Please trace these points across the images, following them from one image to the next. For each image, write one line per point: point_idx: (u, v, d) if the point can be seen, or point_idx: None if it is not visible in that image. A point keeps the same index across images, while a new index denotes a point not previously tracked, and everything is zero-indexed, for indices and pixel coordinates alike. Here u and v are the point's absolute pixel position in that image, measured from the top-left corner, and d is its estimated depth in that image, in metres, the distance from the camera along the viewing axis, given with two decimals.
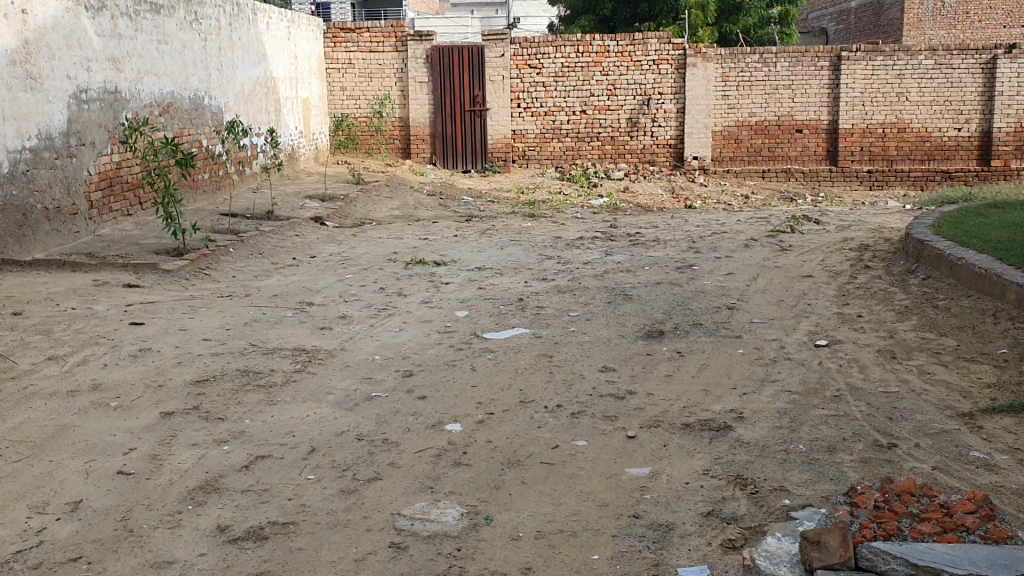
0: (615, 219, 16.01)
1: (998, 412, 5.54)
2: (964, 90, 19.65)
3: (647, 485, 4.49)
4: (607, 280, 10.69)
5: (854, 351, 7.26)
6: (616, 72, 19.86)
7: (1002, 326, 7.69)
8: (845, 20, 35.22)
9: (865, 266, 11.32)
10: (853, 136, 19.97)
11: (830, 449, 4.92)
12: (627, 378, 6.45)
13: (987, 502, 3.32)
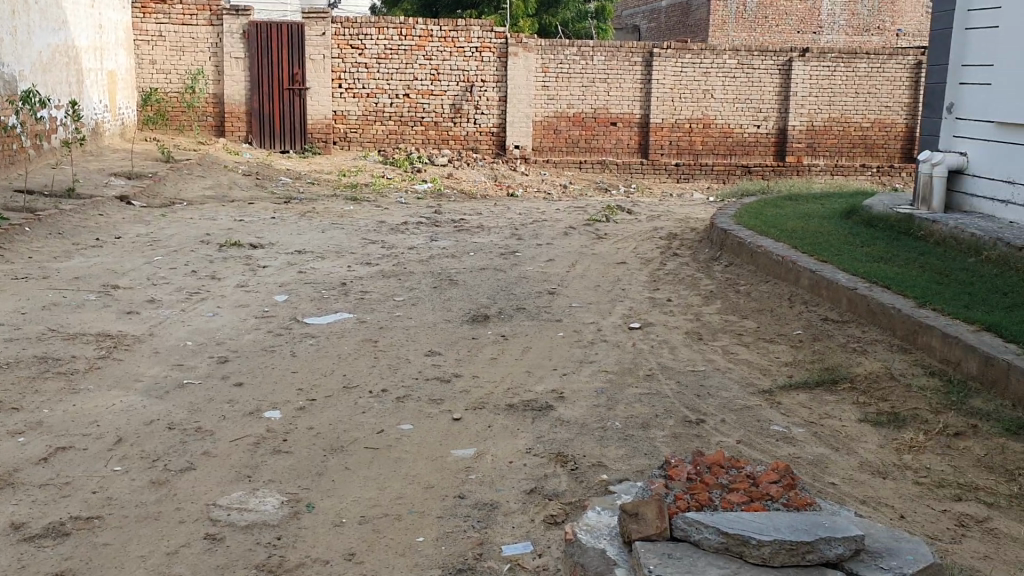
0: (438, 205, 16.00)
1: (795, 389, 5.94)
2: (763, 89, 20.92)
3: (471, 465, 4.52)
4: (431, 265, 10.68)
5: (666, 333, 7.59)
6: (439, 57, 19.84)
7: (797, 308, 8.25)
8: (656, 19, 36.69)
9: (674, 254, 11.85)
10: (663, 130, 20.84)
11: (645, 426, 5.11)
12: (450, 361, 6.46)
13: (790, 471, 3.52)
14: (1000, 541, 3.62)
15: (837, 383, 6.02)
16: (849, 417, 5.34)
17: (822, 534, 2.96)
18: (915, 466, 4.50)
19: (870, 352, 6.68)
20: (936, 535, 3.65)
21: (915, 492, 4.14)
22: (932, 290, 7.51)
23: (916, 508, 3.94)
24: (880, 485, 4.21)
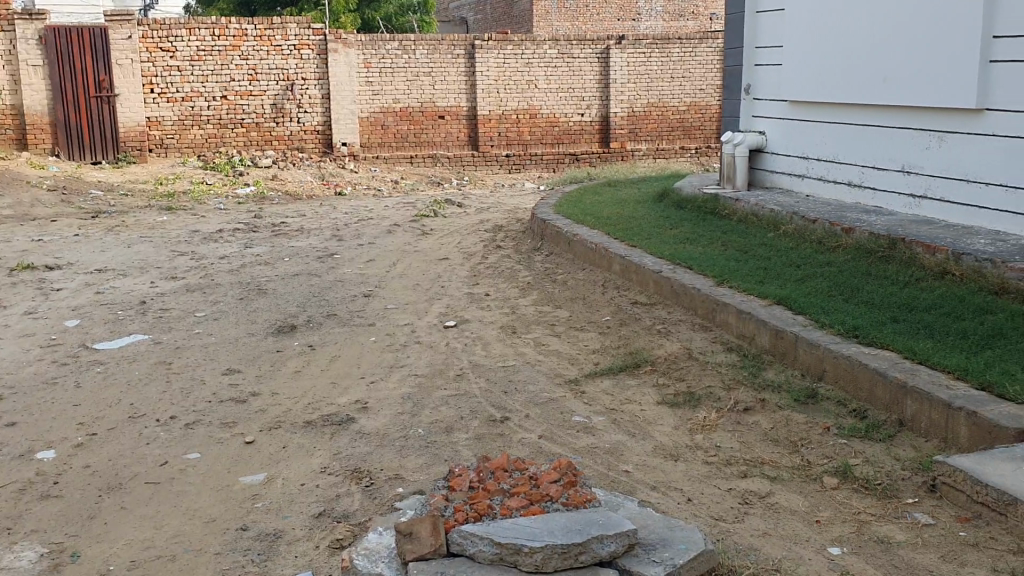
0: (260, 210, 15.41)
1: (600, 377, 5.98)
2: (585, 78, 21.26)
3: (260, 492, 4.27)
4: (243, 275, 10.22)
5: (480, 329, 7.51)
6: (256, 57, 19.13)
7: (609, 294, 8.35)
8: (481, 11, 36.81)
9: (497, 246, 11.84)
10: (490, 122, 20.86)
11: (448, 430, 5.00)
12: (250, 379, 6.15)
13: (572, 469, 3.48)
14: (780, 516, 3.69)
15: (640, 367, 6.10)
16: (648, 401, 5.40)
17: (593, 533, 2.91)
18: (706, 446, 4.57)
19: (674, 332, 6.82)
20: (719, 515, 3.69)
21: (703, 473, 4.19)
22: (733, 268, 7.76)
23: (703, 489, 3.98)
24: (672, 469, 4.25)
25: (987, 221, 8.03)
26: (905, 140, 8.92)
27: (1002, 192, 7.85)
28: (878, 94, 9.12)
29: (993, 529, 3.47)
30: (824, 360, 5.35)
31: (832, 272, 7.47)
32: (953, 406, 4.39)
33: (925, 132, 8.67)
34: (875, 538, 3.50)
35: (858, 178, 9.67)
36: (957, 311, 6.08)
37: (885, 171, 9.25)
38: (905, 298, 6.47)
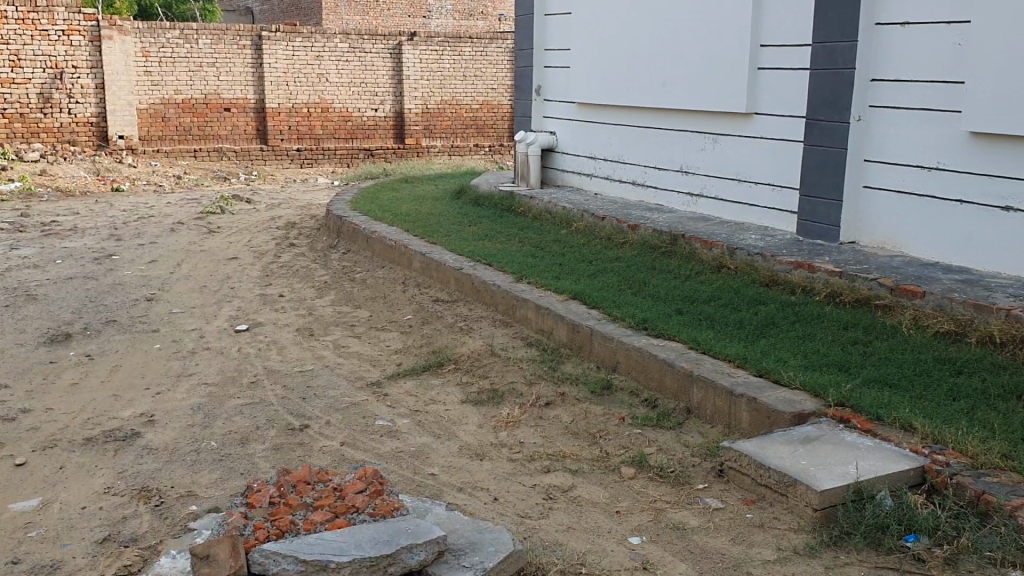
0: (26, 208, 14.18)
1: (401, 378, 5.91)
2: (377, 73, 21.03)
3: (34, 520, 3.91)
4: (7, 279, 9.36)
5: (275, 333, 7.25)
6: (17, 42, 17.53)
7: (409, 292, 8.30)
8: (268, 2, 35.65)
9: (290, 244, 11.49)
10: (280, 116, 20.15)
11: (244, 441, 4.78)
12: (19, 395, 5.63)
13: (377, 477, 3.40)
14: (582, 508, 3.76)
15: (442, 366, 6.09)
16: (451, 401, 5.40)
17: (402, 543, 2.85)
18: (509, 443, 4.61)
19: (475, 329, 6.87)
20: (525, 513, 3.72)
21: (508, 471, 4.22)
22: (529, 264, 7.92)
23: (509, 487, 4.01)
24: (477, 468, 4.26)
25: (757, 218, 8.58)
26: (683, 142, 9.41)
27: (770, 191, 8.40)
28: (658, 98, 9.58)
29: (775, 509, 3.69)
30: (617, 352, 5.55)
31: (621, 267, 7.77)
32: (734, 393, 4.65)
33: (701, 135, 9.17)
34: (670, 524, 3.62)
35: (641, 177, 10.12)
36: (735, 303, 6.47)
37: (666, 171, 9.72)
38: (688, 290, 6.82)
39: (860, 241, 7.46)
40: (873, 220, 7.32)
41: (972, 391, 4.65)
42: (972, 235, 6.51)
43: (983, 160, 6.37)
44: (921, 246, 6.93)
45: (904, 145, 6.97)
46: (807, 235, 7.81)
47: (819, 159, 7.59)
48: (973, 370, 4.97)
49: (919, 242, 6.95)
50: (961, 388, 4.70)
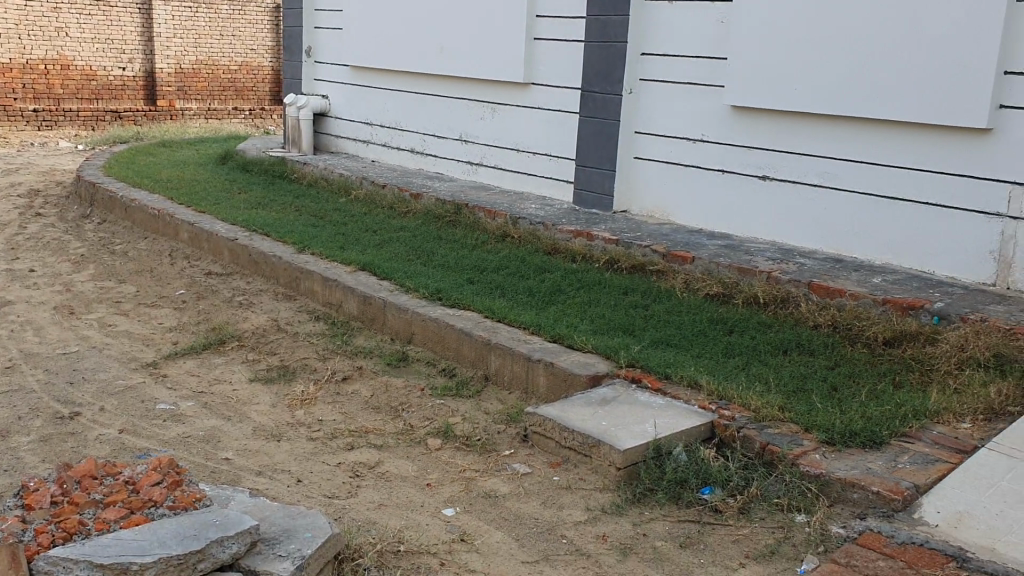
0: None
1: (181, 357, 5.54)
2: (123, 28, 18.14)
3: None
4: None
5: (28, 312, 6.56)
6: None
7: (179, 265, 7.77)
8: None
9: (35, 214, 10.42)
10: (10, 72, 16.77)
11: (4, 435, 4.28)
12: None
13: (173, 467, 3.14)
14: (392, 484, 3.67)
15: (225, 343, 5.75)
16: (239, 380, 5.11)
17: (211, 537, 2.65)
18: (308, 421, 4.43)
19: (256, 303, 6.56)
20: (332, 493, 3.58)
21: (309, 451, 4.04)
22: (309, 234, 7.64)
23: (312, 468, 3.85)
24: (275, 450, 4.06)
25: (535, 186, 8.75)
26: (461, 109, 9.43)
27: (546, 160, 8.58)
28: (435, 64, 9.52)
29: (580, 470, 3.74)
30: (412, 323, 5.49)
31: (406, 236, 7.67)
32: (532, 359, 4.71)
33: (479, 103, 9.21)
34: (482, 493, 3.60)
35: (420, 145, 10.04)
36: (521, 272, 6.55)
37: (444, 140, 9.70)
38: (475, 260, 6.84)
39: (632, 209, 7.77)
40: (643, 189, 7.66)
41: (745, 349, 4.98)
42: (733, 203, 6.95)
43: (742, 132, 6.80)
44: (686, 214, 7.32)
45: (672, 117, 7.32)
46: (583, 204, 8.04)
47: (595, 129, 7.83)
48: (743, 329, 5.32)
49: (685, 210, 7.34)
50: (735, 346, 5.02)
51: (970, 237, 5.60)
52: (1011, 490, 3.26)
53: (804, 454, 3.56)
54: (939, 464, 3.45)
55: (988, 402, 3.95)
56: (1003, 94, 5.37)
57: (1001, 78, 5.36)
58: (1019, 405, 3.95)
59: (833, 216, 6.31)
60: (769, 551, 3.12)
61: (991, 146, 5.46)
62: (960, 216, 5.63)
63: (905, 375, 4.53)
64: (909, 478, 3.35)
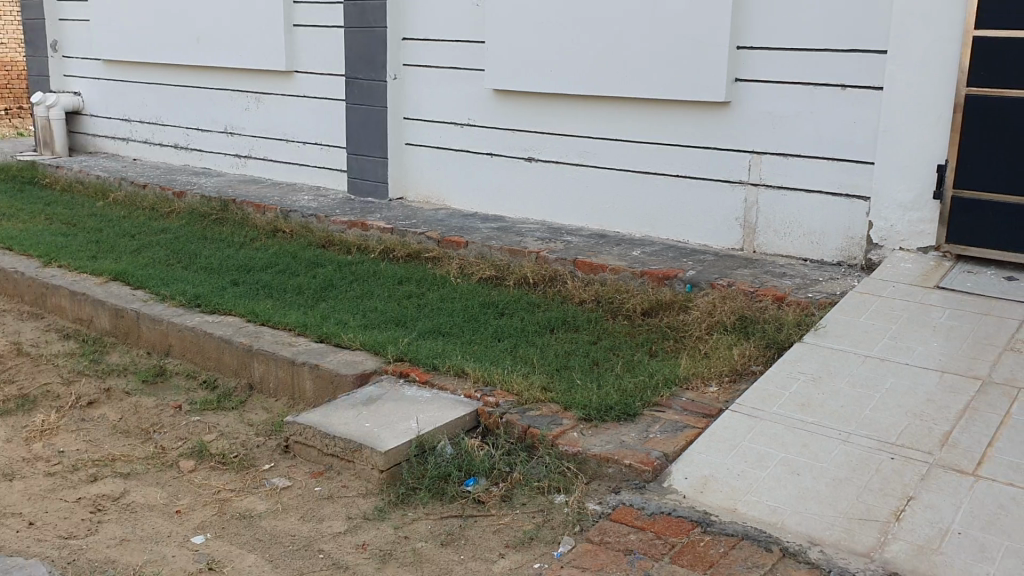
0: None
1: None
2: None
3: None
4: None
5: None
6: None
7: None
8: None
9: None
10: None
11: None
12: None
13: None
14: (137, 515, 3.41)
15: None
16: None
17: None
18: (46, 455, 4.05)
19: None
20: (68, 534, 3.28)
21: (45, 488, 3.69)
22: (57, 244, 7.04)
23: (46, 507, 3.51)
24: (5, 491, 3.68)
25: (307, 177, 8.46)
26: (224, 101, 8.98)
27: (316, 150, 8.31)
28: (192, 55, 9.00)
29: (343, 476, 3.62)
30: (169, 334, 5.15)
31: (167, 239, 7.21)
32: (296, 362, 4.51)
33: (243, 94, 8.81)
34: (237, 514, 3.41)
35: (184, 140, 9.49)
36: (291, 268, 6.29)
37: (209, 133, 9.21)
38: (242, 260, 6.50)
39: (406, 195, 7.66)
40: (415, 175, 7.56)
41: (514, 330, 4.97)
42: (503, 185, 6.98)
43: (506, 114, 6.83)
44: (459, 198, 7.29)
45: (436, 102, 7.26)
46: (355, 193, 7.86)
47: (361, 117, 7.65)
48: (513, 311, 5.31)
49: (458, 194, 7.31)
50: (504, 328, 5.00)
51: (719, 205, 5.88)
52: (751, 449, 3.43)
53: (564, 434, 3.60)
54: (687, 431, 3.60)
55: (732, 364, 4.17)
56: (738, 68, 5.65)
57: (734, 52, 5.63)
58: (760, 365, 4.20)
59: (596, 193, 6.45)
60: (528, 537, 3.13)
61: (732, 118, 5.73)
62: (709, 186, 5.89)
63: (662, 344, 4.70)
64: (659, 447, 3.46)
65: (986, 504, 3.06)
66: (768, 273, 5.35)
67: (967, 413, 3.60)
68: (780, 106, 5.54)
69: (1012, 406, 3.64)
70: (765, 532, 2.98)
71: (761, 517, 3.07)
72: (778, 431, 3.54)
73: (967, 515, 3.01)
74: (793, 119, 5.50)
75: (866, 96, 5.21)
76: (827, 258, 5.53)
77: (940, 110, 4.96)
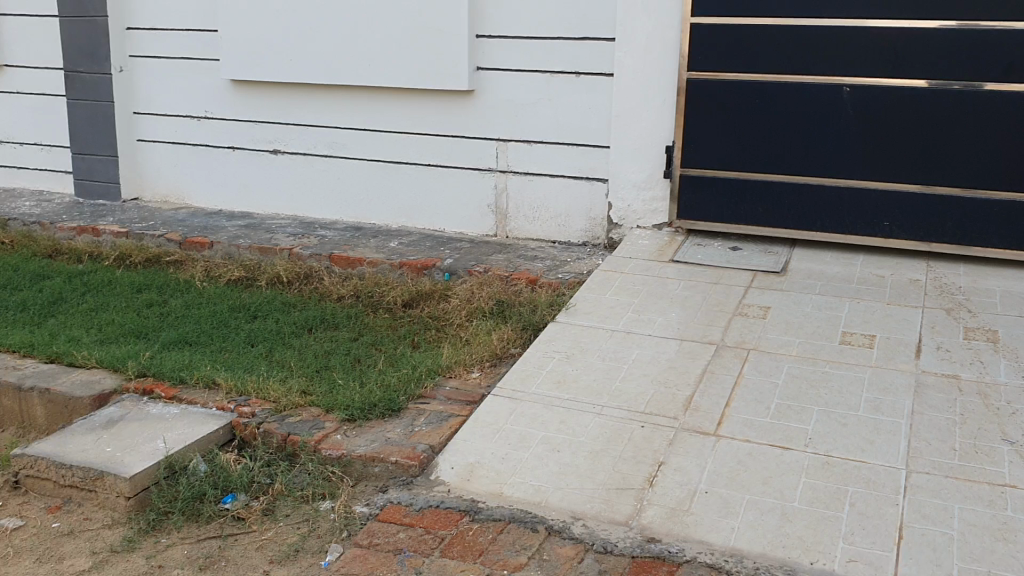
0: None
1: None
2: None
3: None
4: None
5: None
6: None
7: None
8: None
9: None
10: None
11: None
12: None
13: None
14: None
15: None
16: None
17: None
18: None
19: None
20: None
21: None
22: None
23: None
24: None
25: (27, 180, 7.71)
26: None
27: (36, 150, 7.58)
28: None
29: (84, 509, 3.33)
30: None
31: None
32: (23, 388, 4.09)
33: None
34: None
35: None
36: (12, 283, 5.69)
37: None
38: None
39: (143, 195, 7.15)
40: (151, 174, 7.08)
41: (269, 333, 4.75)
42: (247, 180, 6.68)
43: (247, 107, 6.53)
44: (203, 196, 6.90)
45: (169, 95, 6.82)
46: (84, 195, 7.25)
47: (83, 114, 7.04)
48: (266, 312, 5.09)
49: (201, 192, 6.91)
50: (258, 332, 4.77)
51: (469, 192, 5.93)
52: (512, 431, 3.49)
53: (325, 437, 3.50)
54: (451, 420, 3.61)
55: (492, 349, 4.23)
56: (478, 56, 5.71)
57: (474, 41, 5.68)
58: (519, 347, 4.29)
59: (348, 185, 6.32)
60: (294, 550, 3.02)
61: (476, 106, 5.80)
62: (460, 174, 5.93)
63: (423, 335, 4.69)
64: (424, 441, 3.44)
65: (727, 461, 3.28)
66: (521, 257, 5.48)
67: (706, 376, 3.86)
68: (520, 94, 5.66)
69: (744, 367, 3.93)
70: (530, 513, 3.05)
71: (526, 498, 3.13)
72: (536, 410, 3.62)
73: (712, 473, 3.22)
74: (534, 106, 5.64)
75: (599, 82, 5.43)
76: (574, 238, 5.74)
77: (666, 94, 5.27)
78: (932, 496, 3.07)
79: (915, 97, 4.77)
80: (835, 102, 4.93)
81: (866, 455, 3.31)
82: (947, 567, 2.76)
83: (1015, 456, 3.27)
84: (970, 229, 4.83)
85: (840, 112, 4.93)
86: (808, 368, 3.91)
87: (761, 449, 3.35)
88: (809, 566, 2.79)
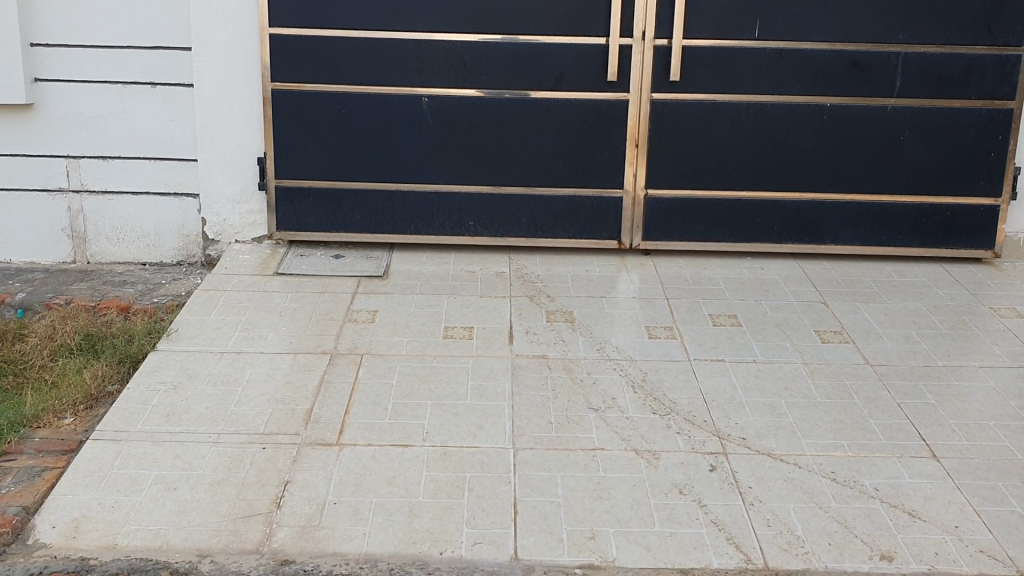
0: None
1: None
2: None
3: None
4: None
5: None
6: None
7: None
8: None
9: None
10: None
11: None
12: None
13: None
14: None
15: None
16: None
17: None
18: None
19: None
20: None
21: None
22: None
23: None
24: None
25: None
26: None
27: None
28: None
29: None
30: None
31: None
32: None
33: None
34: None
35: None
36: None
37: None
38: None
39: None
40: None
41: None
42: None
43: None
44: None
45: None
46: None
47: None
48: None
49: None
50: None
51: (39, 217, 5.31)
52: (120, 476, 3.23)
53: None
54: (46, 474, 3.28)
55: (85, 390, 3.87)
56: (34, 66, 5.07)
57: (28, 49, 5.03)
58: (117, 384, 3.98)
59: None
60: None
61: (36, 121, 5.16)
62: (24, 196, 5.27)
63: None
64: (15, 503, 3.10)
65: (351, 468, 3.32)
66: (107, 285, 5.08)
67: (322, 387, 3.86)
68: (89, 107, 5.15)
69: (358, 372, 3.99)
70: (150, 561, 2.86)
71: (144, 544, 2.92)
72: (146, 448, 3.39)
73: (338, 483, 3.23)
74: (106, 120, 5.16)
75: (179, 93, 5.13)
76: (165, 259, 5.42)
77: (250, 105, 5.17)
78: (538, 469, 3.36)
79: (486, 106, 5.14)
80: (415, 111, 5.15)
81: (477, 440, 3.52)
82: (558, 532, 3.04)
83: (599, 421, 3.68)
84: (542, 223, 5.34)
85: (420, 120, 5.17)
86: (418, 366, 4.07)
87: (383, 451, 3.43)
88: (439, 557, 2.92)
